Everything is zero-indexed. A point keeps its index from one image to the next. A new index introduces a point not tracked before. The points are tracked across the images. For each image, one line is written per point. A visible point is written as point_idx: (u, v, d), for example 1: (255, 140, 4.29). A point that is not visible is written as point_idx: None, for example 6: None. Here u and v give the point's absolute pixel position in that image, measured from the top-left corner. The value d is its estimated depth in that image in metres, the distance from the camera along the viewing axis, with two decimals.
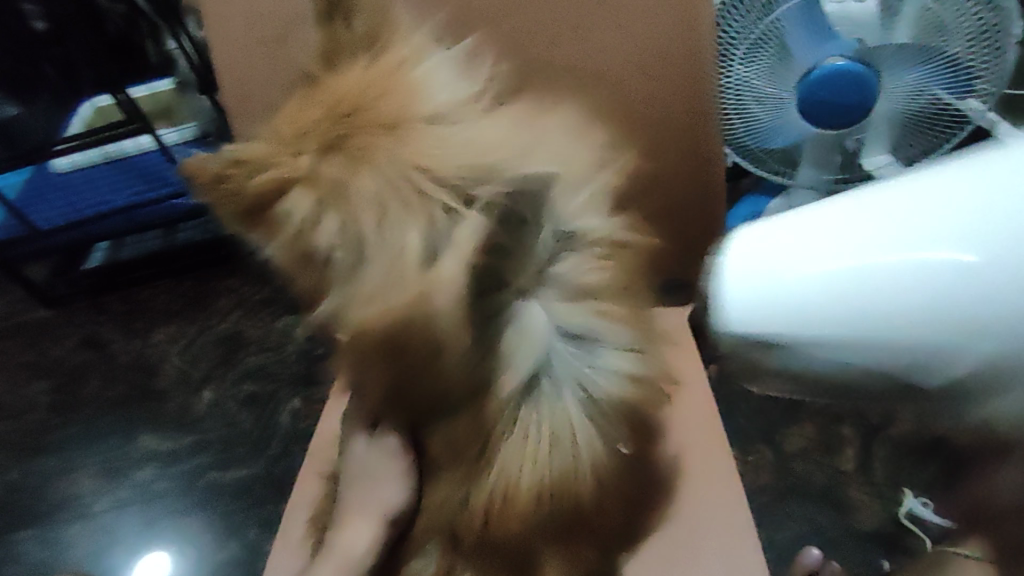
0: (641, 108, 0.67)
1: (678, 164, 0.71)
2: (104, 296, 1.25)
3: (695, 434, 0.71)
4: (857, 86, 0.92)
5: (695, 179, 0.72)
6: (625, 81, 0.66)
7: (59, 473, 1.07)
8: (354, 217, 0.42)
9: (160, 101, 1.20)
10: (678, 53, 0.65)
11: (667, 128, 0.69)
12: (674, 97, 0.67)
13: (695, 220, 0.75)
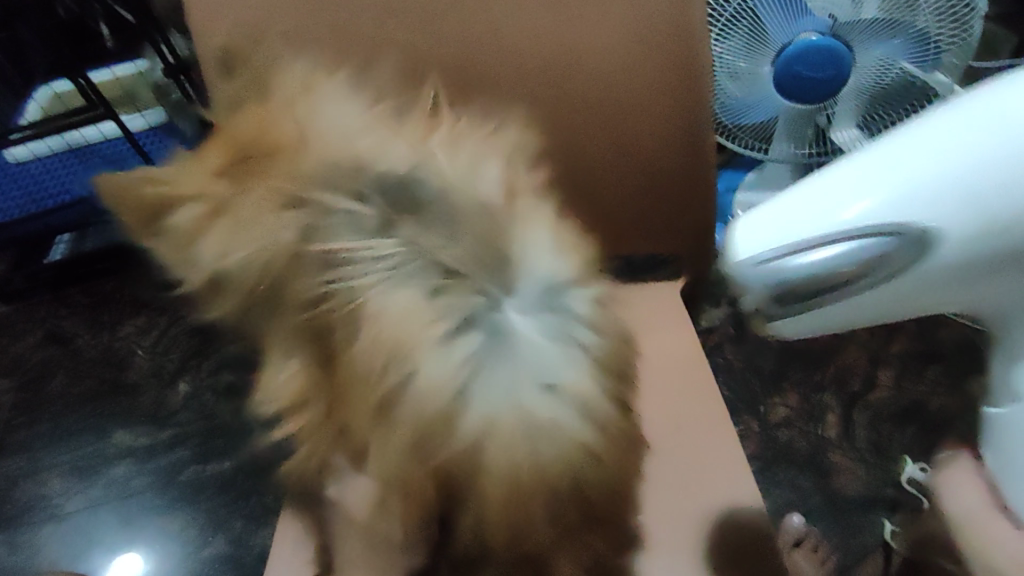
0: (627, 85, 0.66)
1: (668, 143, 0.69)
2: (69, 289, 1.20)
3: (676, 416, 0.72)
4: (832, 60, 0.93)
5: (691, 157, 0.70)
6: (614, 56, 0.64)
7: (26, 475, 1.02)
8: (277, 231, 0.52)
9: (122, 86, 1.15)
10: (665, 33, 0.63)
11: (655, 105, 0.67)
12: (663, 73, 0.65)
13: (682, 212, 0.74)
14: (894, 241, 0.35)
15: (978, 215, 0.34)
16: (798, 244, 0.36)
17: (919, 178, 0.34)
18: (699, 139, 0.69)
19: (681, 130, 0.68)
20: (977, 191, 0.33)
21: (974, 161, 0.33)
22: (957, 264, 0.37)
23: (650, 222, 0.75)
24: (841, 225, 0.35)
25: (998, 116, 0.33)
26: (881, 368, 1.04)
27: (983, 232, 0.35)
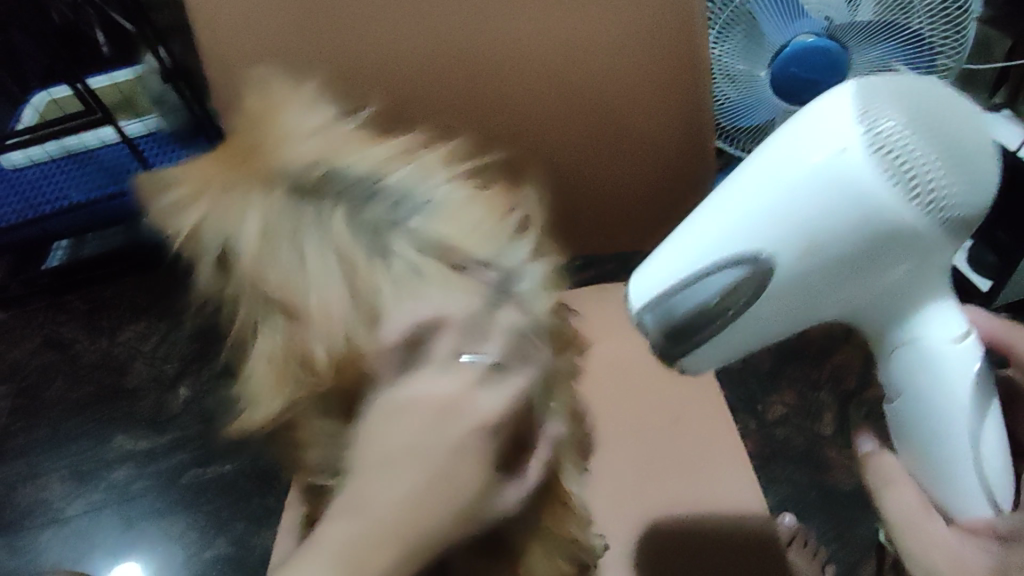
0: (623, 86, 0.66)
1: (662, 142, 0.70)
2: (65, 296, 1.19)
3: (634, 408, 0.74)
4: (828, 62, 0.93)
5: (687, 154, 0.71)
6: (608, 58, 0.64)
7: (25, 480, 1.02)
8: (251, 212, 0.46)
9: (121, 92, 1.12)
10: (660, 33, 0.63)
11: (649, 107, 0.67)
12: (661, 71, 0.65)
13: (684, 203, 0.75)
14: (741, 269, 0.45)
15: (843, 210, 0.41)
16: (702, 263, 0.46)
17: (748, 219, 0.45)
18: (698, 135, 0.70)
19: (681, 126, 0.69)
20: (795, 217, 0.43)
21: (784, 197, 0.43)
22: (802, 277, 0.45)
23: (650, 214, 0.76)
24: (698, 265, 0.47)
25: (798, 155, 0.43)
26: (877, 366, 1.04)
27: (810, 248, 0.43)
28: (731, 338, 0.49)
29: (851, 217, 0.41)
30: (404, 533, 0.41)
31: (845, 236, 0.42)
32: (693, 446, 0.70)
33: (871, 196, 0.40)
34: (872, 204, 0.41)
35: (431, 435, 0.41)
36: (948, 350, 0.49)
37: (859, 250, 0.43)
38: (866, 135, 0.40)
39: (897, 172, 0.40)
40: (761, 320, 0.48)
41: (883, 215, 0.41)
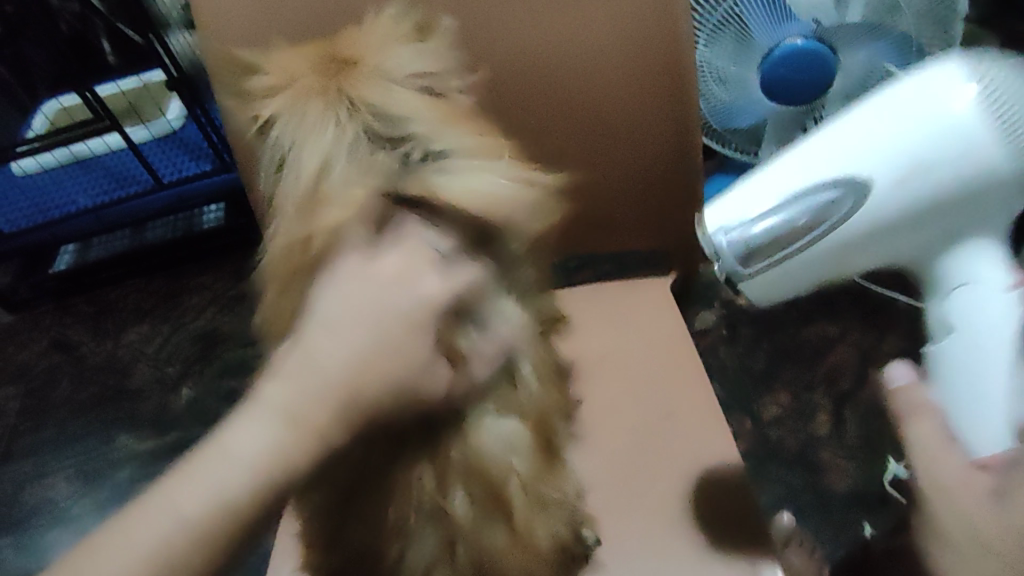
0: (607, 77, 0.62)
1: (654, 134, 0.66)
2: (71, 298, 1.22)
3: (620, 412, 0.69)
4: (817, 64, 0.95)
5: (679, 145, 0.67)
6: (589, 45, 0.60)
7: (31, 479, 1.04)
8: (294, 145, 0.48)
9: (128, 99, 1.13)
10: (646, 17, 0.59)
11: (637, 96, 0.64)
12: (648, 59, 0.61)
13: (673, 205, 0.72)
14: (842, 186, 0.47)
15: (946, 149, 0.44)
16: (783, 198, 0.49)
17: (845, 160, 0.47)
18: (687, 134, 0.66)
19: (668, 123, 0.66)
20: (905, 151, 0.46)
21: (907, 125, 0.45)
22: (899, 207, 0.47)
23: (639, 217, 0.73)
24: (786, 197, 0.49)
25: (919, 100, 0.45)
26: (871, 366, 1.04)
27: (917, 174, 0.46)
28: (787, 274, 0.51)
29: (961, 161, 0.44)
30: (342, 380, 0.38)
31: (941, 179, 0.45)
32: (679, 448, 0.66)
33: (976, 134, 0.44)
34: (976, 149, 0.44)
35: (379, 297, 0.40)
36: (987, 292, 0.50)
37: (957, 189, 0.46)
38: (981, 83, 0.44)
39: (1008, 119, 0.43)
40: (821, 260, 0.51)
41: (984, 152, 0.44)
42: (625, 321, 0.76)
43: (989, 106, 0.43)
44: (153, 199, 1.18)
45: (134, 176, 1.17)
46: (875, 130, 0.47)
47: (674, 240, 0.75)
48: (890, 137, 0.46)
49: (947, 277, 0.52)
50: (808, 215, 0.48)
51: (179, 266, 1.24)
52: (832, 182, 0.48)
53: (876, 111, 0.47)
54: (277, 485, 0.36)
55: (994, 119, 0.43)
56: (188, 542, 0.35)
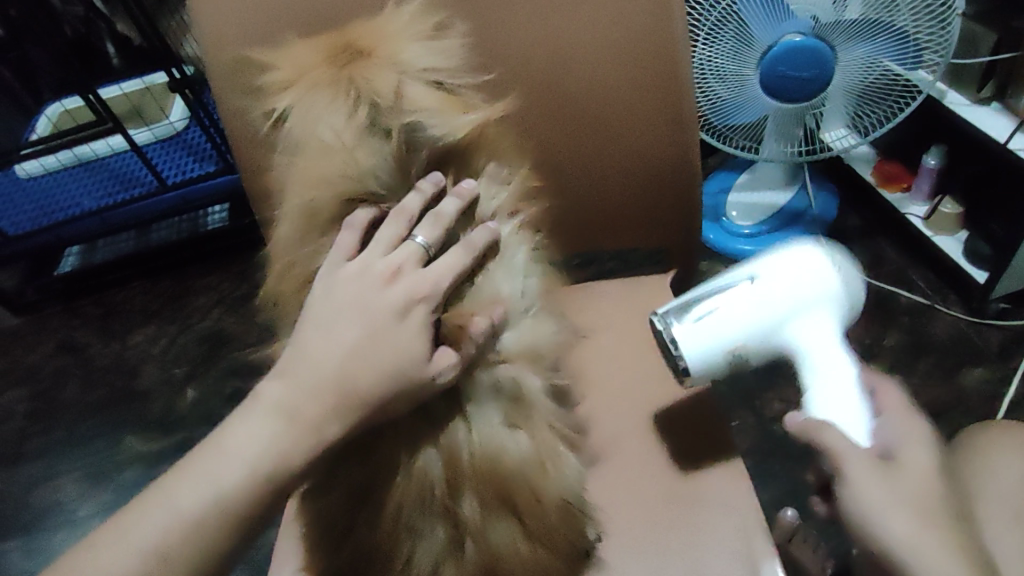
0: (602, 68, 0.61)
1: (652, 125, 0.65)
2: (77, 301, 1.23)
3: (624, 411, 0.68)
4: (816, 61, 0.95)
5: (679, 136, 0.66)
6: (583, 38, 0.59)
7: (40, 481, 1.05)
8: (301, 133, 0.49)
9: (131, 101, 1.16)
10: (640, 8, 0.58)
11: (634, 87, 0.62)
12: (643, 49, 0.60)
13: (670, 204, 0.71)
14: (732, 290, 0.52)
15: (804, 265, 0.52)
16: (688, 295, 0.53)
17: (733, 272, 0.54)
18: (682, 132, 0.66)
19: (662, 122, 0.65)
20: (778, 263, 0.53)
21: (785, 262, 0.52)
22: (770, 316, 0.51)
23: (637, 216, 0.72)
24: (692, 293, 0.53)
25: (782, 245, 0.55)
26: (875, 358, 1.01)
27: (784, 299, 0.51)
28: (699, 359, 0.51)
29: (816, 275, 0.52)
30: (331, 382, 0.41)
31: (804, 288, 0.52)
32: (682, 446, 0.65)
33: (828, 280, 0.52)
34: (824, 268, 0.52)
35: (363, 298, 0.43)
36: (841, 357, 0.51)
37: (817, 317, 0.52)
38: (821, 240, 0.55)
39: (840, 259, 0.53)
40: (724, 354, 0.51)
41: (830, 295, 0.52)
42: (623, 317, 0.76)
43: (829, 247, 0.53)
44: (156, 201, 1.18)
45: (138, 176, 1.18)
46: (755, 258, 0.54)
47: (675, 235, 0.75)
48: (767, 258, 0.53)
49: (797, 344, 0.52)
50: (713, 302, 0.52)
51: (185, 267, 1.25)
52: (727, 283, 0.53)
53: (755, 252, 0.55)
54: (279, 473, 0.41)
55: (829, 253, 0.53)
56: (193, 531, 0.40)
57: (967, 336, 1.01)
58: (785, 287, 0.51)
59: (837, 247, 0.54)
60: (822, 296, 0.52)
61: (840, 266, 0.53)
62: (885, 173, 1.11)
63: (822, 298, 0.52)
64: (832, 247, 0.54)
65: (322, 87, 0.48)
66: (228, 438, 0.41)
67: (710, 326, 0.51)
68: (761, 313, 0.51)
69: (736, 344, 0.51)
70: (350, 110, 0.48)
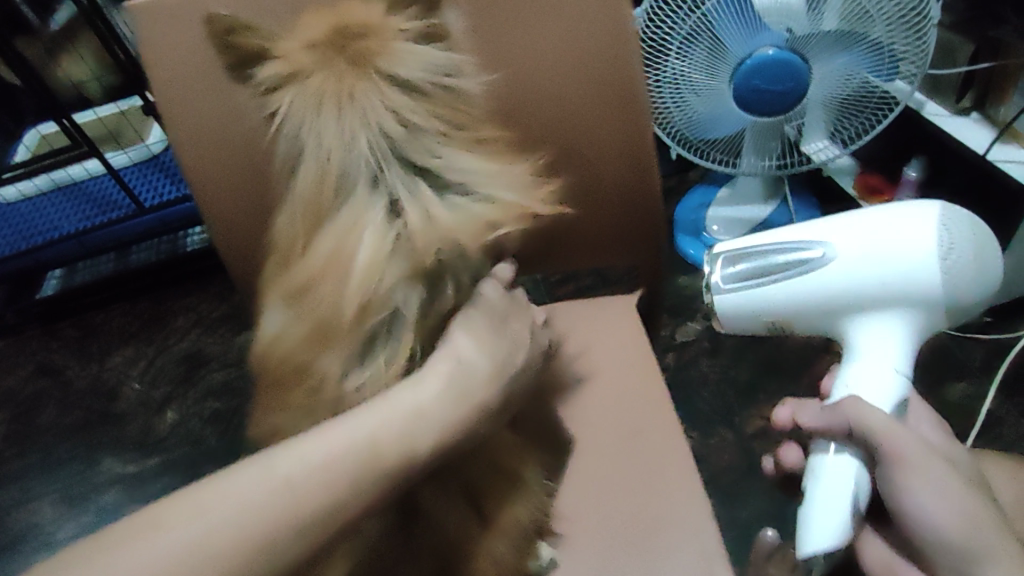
0: (554, 90, 0.60)
1: (610, 146, 0.64)
2: (57, 324, 1.23)
3: (581, 436, 0.65)
4: (789, 73, 0.94)
5: (637, 157, 0.65)
6: (533, 59, 0.59)
7: (16, 505, 1.04)
8: (310, 131, 0.50)
9: (106, 126, 1.14)
10: (591, 28, 0.57)
11: (589, 108, 0.62)
12: (595, 69, 0.59)
13: (633, 223, 0.70)
14: (809, 263, 0.57)
15: (898, 252, 0.54)
16: (759, 257, 0.59)
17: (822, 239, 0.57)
18: (641, 149, 0.64)
19: (622, 138, 0.64)
20: (874, 242, 0.55)
21: (879, 239, 0.55)
22: (837, 294, 0.56)
23: (601, 234, 0.71)
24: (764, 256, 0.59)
25: (900, 215, 0.55)
26: None
27: (857, 280, 0.55)
28: (741, 312, 0.60)
29: (905, 266, 0.53)
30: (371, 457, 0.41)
31: (883, 275, 0.54)
32: (638, 466, 0.62)
33: (923, 273, 0.53)
34: (922, 262, 0.53)
35: (439, 400, 0.45)
36: (892, 344, 0.56)
37: (895, 303, 0.55)
38: (946, 220, 0.54)
39: (952, 251, 0.53)
40: (769, 307, 0.59)
41: (914, 289, 0.54)
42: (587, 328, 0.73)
43: (944, 237, 0.53)
44: (134, 223, 1.18)
45: (116, 199, 1.18)
46: (855, 226, 0.56)
47: (641, 255, 0.74)
48: (866, 231, 0.55)
49: (858, 336, 0.57)
50: (778, 268, 0.58)
51: (164, 288, 1.25)
52: (807, 252, 0.57)
53: (865, 214, 0.56)
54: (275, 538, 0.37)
55: (942, 245, 0.53)
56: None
57: (950, 351, 0.99)
58: (865, 267, 0.55)
59: (961, 239, 0.53)
60: (905, 285, 0.54)
61: (946, 259, 0.53)
62: (867, 184, 1.09)
63: (906, 285, 0.54)
64: (951, 238, 0.53)
65: (322, 90, 0.49)
66: (233, 485, 0.38)
67: (767, 287, 0.58)
68: (824, 288, 0.56)
69: (788, 303, 0.58)
70: (360, 113, 0.49)
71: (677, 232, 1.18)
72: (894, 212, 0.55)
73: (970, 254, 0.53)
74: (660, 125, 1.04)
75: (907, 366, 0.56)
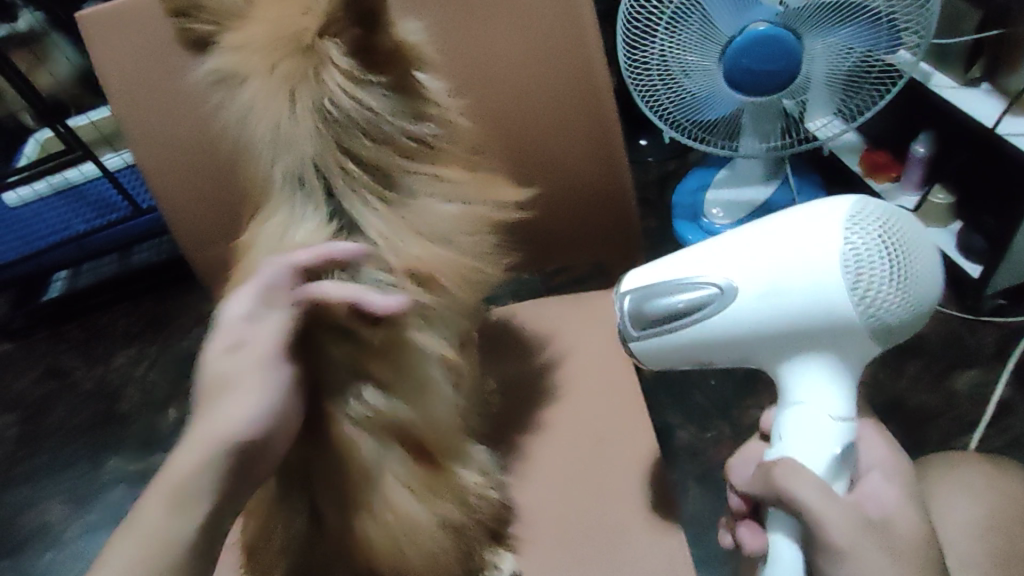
0: (520, 73, 0.60)
1: (580, 130, 0.63)
2: (65, 326, 1.26)
3: (556, 439, 0.65)
4: (782, 51, 0.89)
5: (606, 142, 0.64)
6: (496, 44, 0.59)
7: (28, 505, 1.07)
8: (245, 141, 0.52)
9: (99, 130, 1.15)
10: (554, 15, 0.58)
11: (557, 92, 0.61)
12: (561, 52, 0.59)
13: (605, 212, 0.69)
14: (714, 299, 0.49)
15: (802, 279, 0.47)
16: (672, 304, 0.51)
17: (715, 271, 0.50)
18: (606, 143, 0.64)
19: (589, 131, 0.63)
20: (773, 269, 0.48)
21: (774, 266, 0.48)
22: (752, 324, 0.49)
23: (574, 234, 0.70)
24: (677, 303, 0.51)
25: (804, 227, 0.47)
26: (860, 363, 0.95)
27: (761, 313, 0.48)
28: (654, 355, 0.54)
29: (813, 294, 0.46)
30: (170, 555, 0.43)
31: (790, 305, 0.47)
32: (605, 468, 0.62)
33: (836, 294, 0.46)
34: (830, 288, 0.46)
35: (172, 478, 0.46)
36: (833, 399, 0.51)
37: (815, 329, 0.48)
38: (853, 231, 0.46)
39: (864, 270, 0.45)
40: (679, 353, 0.53)
41: (828, 319, 0.47)
42: (562, 329, 0.71)
43: (853, 252, 0.45)
44: (133, 225, 1.19)
45: (115, 202, 1.20)
46: (750, 246, 0.49)
47: (618, 245, 0.72)
48: (761, 253, 0.48)
49: (795, 389, 0.52)
50: (688, 313, 0.50)
51: (166, 287, 1.27)
52: (704, 287, 0.50)
53: (766, 229, 0.49)
54: None
55: (850, 264, 0.45)
56: None
57: (960, 337, 0.95)
58: (767, 299, 0.48)
59: (878, 251, 0.45)
60: (818, 315, 0.47)
61: (860, 281, 0.45)
62: (873, 162, 1.04)
63: (819, 314, 0.47)
64: (863, 251, 0.45)
65: (259, 98, 0.50)
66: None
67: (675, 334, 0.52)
68: (729, 329, 0.50)
69: (697, 345, 0.52)
70: (292, 131, 0.51)
71: (675, 217, 1.14)
72: (796, 220, 0.48)
73: (889, 270, 0.45)
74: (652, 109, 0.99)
75: (844, 408, 0.51)
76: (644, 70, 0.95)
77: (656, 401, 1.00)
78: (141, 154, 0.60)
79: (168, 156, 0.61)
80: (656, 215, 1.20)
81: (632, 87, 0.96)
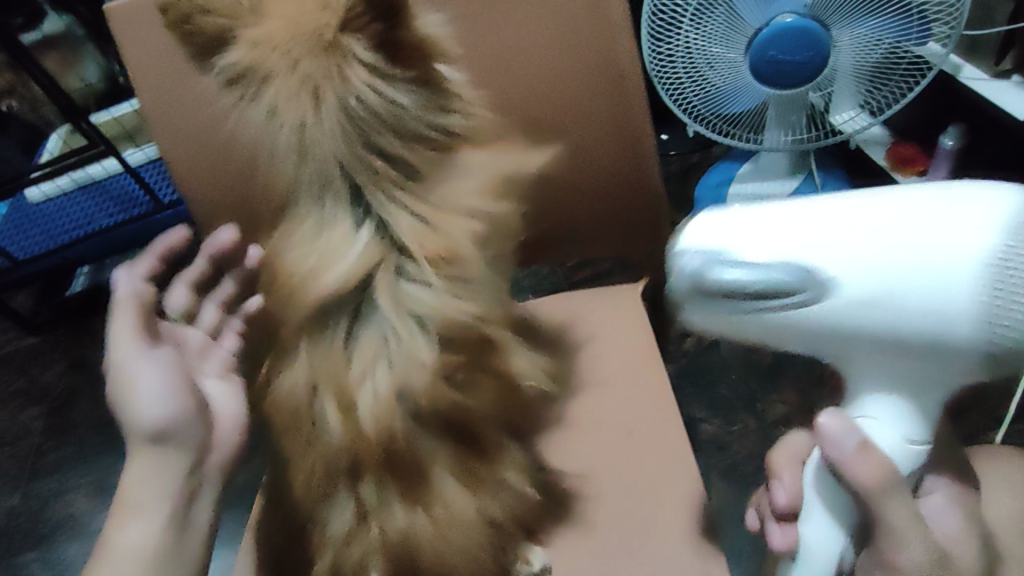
0: (549, 67, 0.60)
1: (608, 123, 0.63)
2: (88, 319, 1.26)
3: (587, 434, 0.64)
4: (810, 43, 0.87)
5: (635, 135, 0.64)
6: (526, 37, 0.58)
7: (54, 496, 1.08)
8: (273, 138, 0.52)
9: (122, 124, 1.16)
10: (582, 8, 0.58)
11: (585, 86, 0.61)
12: (591, 44, 0.59)
13: (632, 204, 0.68)
14: (811, 278, 0.44)
15: (928, 283, 0.42)
16: (750, 271, 0.45)
17: (827, 245, 0.44)
18: (635, 136, 0.64)
19: (618, 124, 0.63)
20: (899, 262, 0.42)
21: (897, 258, 0.42)
22: (850, 317, 0.45)
23: (602, 227, 0.70)
24: (759, 269, 0.45)
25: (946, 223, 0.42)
26: None
27: (865, 307, 0.44)
28: (717, 321, 0.49)
29: (936, 302, 0.42)
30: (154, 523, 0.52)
31: (903, 305, 0.43)
32: (635, 463, 0.62)
33: (965, 311, 0.41)
34: (959, 301, 0.41)
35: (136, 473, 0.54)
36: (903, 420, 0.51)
37: (918, 337, 0.44)
38: (1007, 243, 0.40)
39: (1008, 291, 0.40)
40: (750, 322, 0.48)
41: (944, 331, 0.42)
42: (590, 323, 0.71)
43: (999, 268, 0.40)
44: (156, 219, 1.20)
45: (137, 195, 1.21)
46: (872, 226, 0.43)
47: (646, 238, 0.72)
48: (885, 238, 0.43)
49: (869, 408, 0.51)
50: (777, 281, 0.45)
51: None
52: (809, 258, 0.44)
53: (894, 209, 0.43)
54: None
55: (993, 282, 0.40)
56: None
57: None
58: (877, 292, 0.43)
59: None
60: (934, 325, 0.42)
61: (998, 301, 0.40)
62: (899, 156, 1.02)
63: (935, 324, 0.42)
64: (1010, 268, 0.40)
65: (285, 97, 0.50)
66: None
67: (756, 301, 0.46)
68: (821, 314, 0.45)
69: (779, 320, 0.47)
70: (317, 124, 0.51)
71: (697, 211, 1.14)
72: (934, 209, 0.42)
73: None
74: (676, 102, 0.99)
75: (915, 430, 0.51)
76: (669, 62, 0.95)
77: (680, 394, 0.99)
78: (171, 149, 0.60)
79: (196, 151, 0.60)
80: (677, 208, 1.19)
81: (655, 80, 0.96)
